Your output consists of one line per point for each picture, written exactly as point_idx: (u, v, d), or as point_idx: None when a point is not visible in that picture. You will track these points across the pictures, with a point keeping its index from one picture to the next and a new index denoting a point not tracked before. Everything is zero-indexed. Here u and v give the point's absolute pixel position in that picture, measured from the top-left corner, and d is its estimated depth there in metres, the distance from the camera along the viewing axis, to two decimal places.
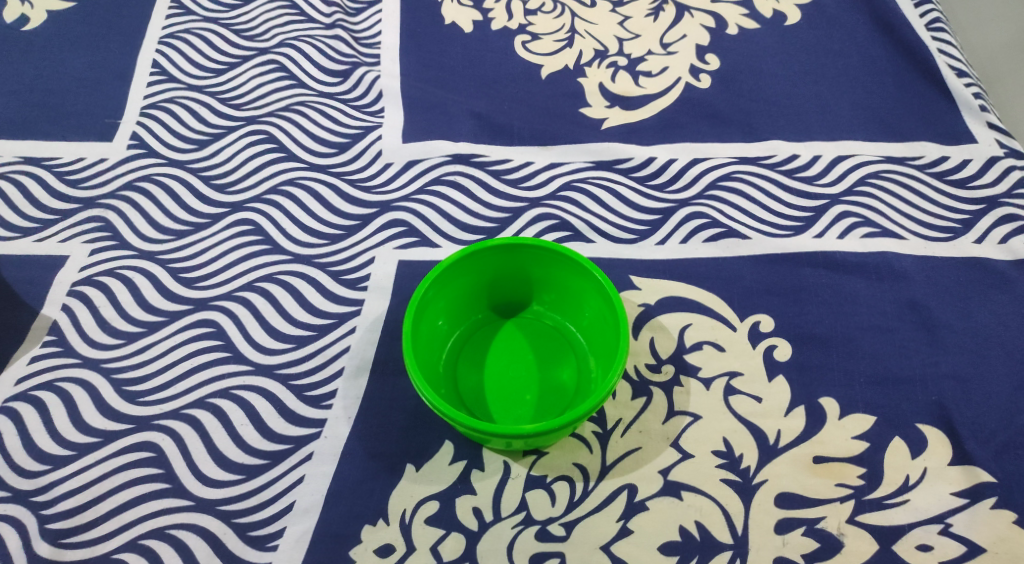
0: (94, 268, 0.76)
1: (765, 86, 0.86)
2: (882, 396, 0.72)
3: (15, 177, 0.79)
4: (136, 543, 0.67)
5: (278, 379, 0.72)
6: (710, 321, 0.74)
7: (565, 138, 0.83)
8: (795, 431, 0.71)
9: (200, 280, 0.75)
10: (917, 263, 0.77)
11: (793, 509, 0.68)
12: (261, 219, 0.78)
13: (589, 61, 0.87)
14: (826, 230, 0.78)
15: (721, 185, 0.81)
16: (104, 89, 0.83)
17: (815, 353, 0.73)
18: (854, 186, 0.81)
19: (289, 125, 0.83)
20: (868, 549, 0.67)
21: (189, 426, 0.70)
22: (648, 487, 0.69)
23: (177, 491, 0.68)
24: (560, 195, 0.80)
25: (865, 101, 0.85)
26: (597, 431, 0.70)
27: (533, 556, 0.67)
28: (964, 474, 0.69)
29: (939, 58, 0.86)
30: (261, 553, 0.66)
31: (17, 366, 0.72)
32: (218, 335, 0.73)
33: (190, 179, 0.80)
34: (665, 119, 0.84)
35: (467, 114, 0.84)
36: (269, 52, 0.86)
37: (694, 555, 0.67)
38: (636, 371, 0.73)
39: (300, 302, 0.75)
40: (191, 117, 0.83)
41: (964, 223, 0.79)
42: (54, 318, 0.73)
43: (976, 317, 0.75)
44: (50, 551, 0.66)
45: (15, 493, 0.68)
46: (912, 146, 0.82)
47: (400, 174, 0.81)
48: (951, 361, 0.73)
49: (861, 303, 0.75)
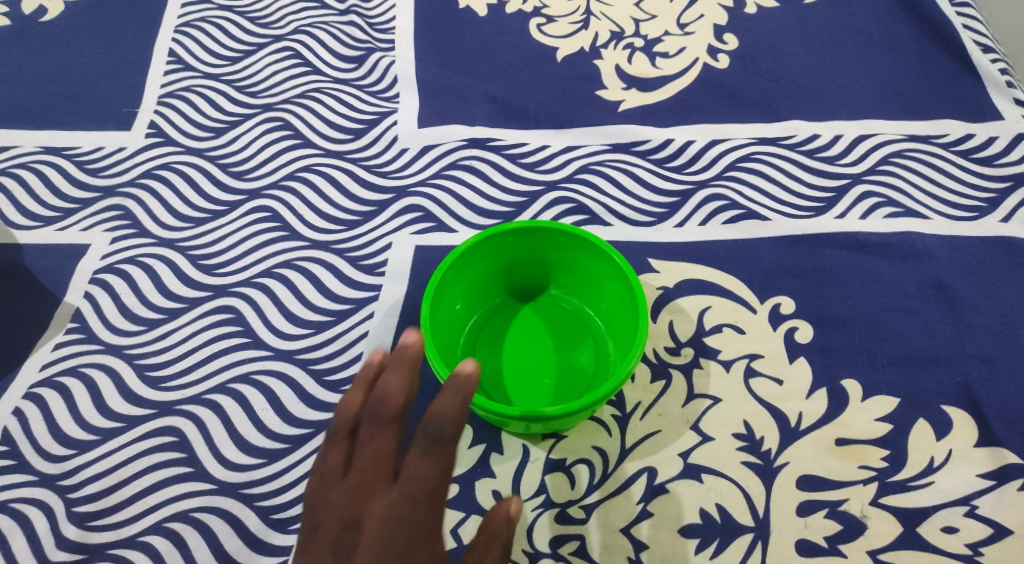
0: (116, 256, 0.76)
1: (784, 65, 0.85)
2: (906, 377, 0.71)
3: (36, 167, 0.80)
4: (160, 526, 0.67)
5: (298, 364, 0.72)
6: (730, 303, 0.74)
7: (582, 121, 0.82)
8: (817, 413, 0.70)
9: (219, 267, 0.76)
10: (941, 243, 0.76)
11: (815, 490, 0.68)
12: (278, 206, 0.78)
13: (605, 43, 0.86)
14: (849, 210, 0.77)
15: (740, 166, 0.80)
16: (122, 78, 0.84)
17: (837, 334, 0.73)
18: (877, 166, 0.79)
19: (305, 112, 0.83)
20: (891, 531, 0.67)
21: (211, 411, 0.71)
22: (668, 470, 0.68)
23: (199, 475, 0.69)
24: (577, 177, 0.80)
25: (886, 78, 0.83)
26: (616, 414, 0.70)
27: (553, 539, 0.67)
28: (990, 455, 0.68)
29: (965, 34, 0.84)
30: (283, 536, 0.67)
31: (41, 353, 0.73)
32: (237, 321, 0.74)
33: (209, 167, 0.80)
34: (683, 101, 0.83)
35: (483, 97, 0.83)
36: (284, 39, 0.87)
37: (715, 538, 0.67)
38: (655, 354, 0.72)
39: (318, 287, 0.75)
40: (207, 105, 0.83)
41: (991, 202, 0.78)
42: (77, 306, 0.74)
43: (1003, 297, 0.73)
44: (77, 534, 0.67)
45: (42, 477, 0.69)
46: (936, 124, 0.81)
47: (417, 159, 0.81)
48: (976, 341, 0.72)
49: (884, 284, 0.74)
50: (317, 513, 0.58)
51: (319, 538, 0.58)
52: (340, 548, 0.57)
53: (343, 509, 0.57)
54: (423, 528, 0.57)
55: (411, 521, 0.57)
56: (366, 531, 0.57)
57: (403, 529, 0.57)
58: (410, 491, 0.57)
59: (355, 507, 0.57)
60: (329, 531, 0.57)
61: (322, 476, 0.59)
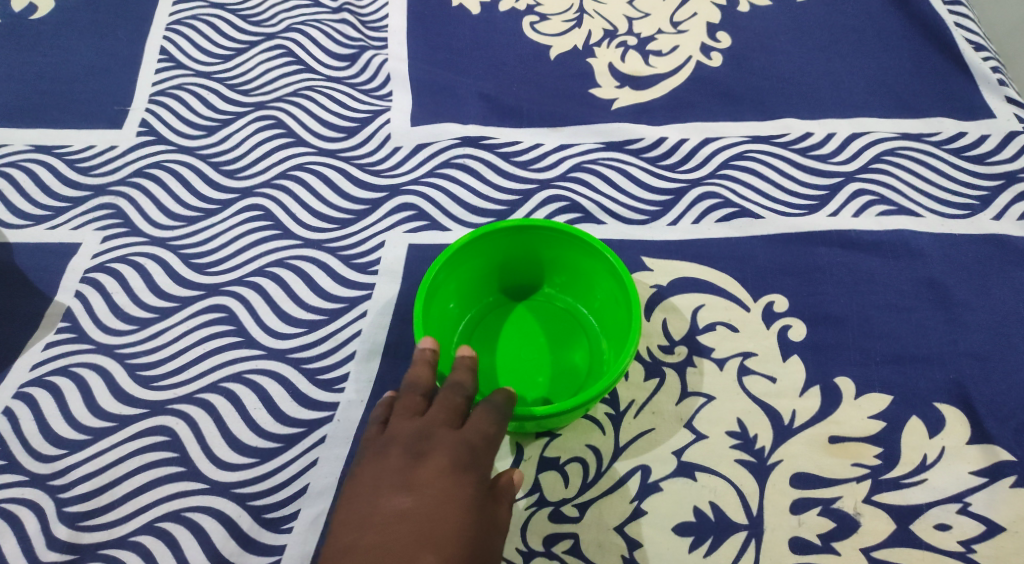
0: (107, 255, 0.76)
1: (777, 63, 0.85)
2: (899, 375, 0.71)
3: (26, 165, 0.80)
4: (152, 526, 0.67)
5: (291, 363, 0.72)
6: (723, 301, 0.74)
7: (576, 120, 0.82)
8: (810, 411, 0.70)
9: (211, 266, 0.76)
10: (934, 240, 0.76)
11: (809, 488, 0.68)
12: (271, 204, 0.78)
13: (598, 41, 0.86)
14: (842, 209, 0.78)
15: (734, 164, 0.80)
16: (113, 77, 0.84)
17: (830, 332, 0.73)
18: (869, 164, 0.80)
19: (297, 110, 0.83)
20: (884, 528, 0.67)
21: (203, 411, 0.70)
22: (662, 468, 0.68)
23: (191, 474, 0.68)
24: (570, 176, 0.80)
25: (879, 77, 0.83)
26: (610, 412, 0.70)
27: (547, 537, 0.67)
28: (983, 452, 0.69)
29: (957, 32, 0.84)
30: (276, 535, 0.67)
31: (32, 353, 0.72)
32: (229, 320, 0.73)
33: (200, 166, 0.80)
34: (676, 99, 0.83)
35: (476, 96, 0.83)
36: (276, 37, 0.86)
37: (708, 536, 0.67)
38: (649, 352, 0.72)
39: (311, 286, 0.75)
40: (199, 103, 0.83)
41: (983, 200, 0.78)
42: (67, 305, 0.74)
43: (995, 295, 0.74)
44: (68, 534, 0.67)
45: (33, 477, 0.69)
46: (929, 122, 0.81)
47: (410, 157, 0.80)
48: (969, 339, 0.72)
49: (877, 282, 0.74)
50: (387, 435, 0.62)
51: (386, 453, 0.61)
52: (407, 457, 0.60)
53: (414, 427, 0.61)
54: (485, 458, 0.61)
55: (474, 448, 0.61)
56: (433, 453, 0.60)
57: (467, 451, 0.60)
58: (473, 433, 0.61)
59: (426, 437, 0.61)
60: (397, 445, 0.61)
61: (395, 415, 0.63)
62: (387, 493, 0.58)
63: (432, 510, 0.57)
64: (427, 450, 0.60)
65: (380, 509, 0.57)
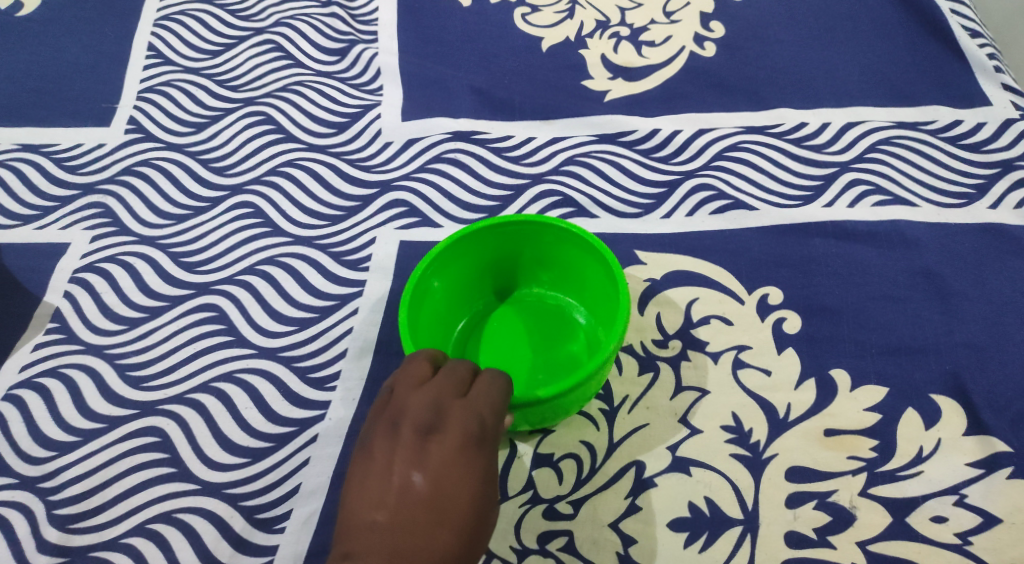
0: (96, 255, 0.75)
1: (771, 52, 0.84)
2: (894, 367, 0.71)
3: (14, 165, 0.79)
4: (143, 527, 0.67)
5: (282, 361, 0.71)
6: (717, 294, 0.73)
7: (568, 112, 0.81)
8: (805, 404, 0.70)
9: (201, 265, 0.75)
10: (930, 231, 0.75)
11: (804, 481, 0.68)
12: (261, 201, 0.78)
13: (590, 32, 0.85)
14: (836, 200, 0.77)
15: (728, 156, 0.79)
16: (100, 73, 0.83)
17: (825, 325, 0.72)
18: (865, 154, 0.79)
19: (286, 106, 0.82)
20: (880, 521, 0.67)
21: (195, 411, 0.70)
22: (656, 463, 0.68)
23: (183, 475, 0.68)
24: (562, 169, 0.79)
25: (874, 65, 0.83)
26: (604, 408, 0.70)
27: (541, 535, 0.66)
28: (979, 444, 0.68)
29: (952, 19, 0.84)
30: (268, 535, 0.66)
31: (21, 354, 0.72)
32: (220, 319, 0.73)
33: (189, 163, 0.79)
34: (669, 90, 0.82)
35: (467, 89, 0.83)
36: (265, 32, 0.86)
37: (703, 532, 0.66)
38: (643, 347, 0.72)
39: (302, 284, 0.74)
40: (188, 100, 0.82)
41: (979, 189, 0.77)
42: (56, 305, 0.74)
43: (992, 285, 0.73)
44: (59, 536, 0.67)
45: (24, 480, 0.68)
46: (924, 111, 0.80)
47: (401, 152, 0.80)
48: (965, 330, 0.71)
49: (872, 273, 0.74)
50: (397, 403, 0.60)
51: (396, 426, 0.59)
52: (417, 433, 0.59)
53: (426, 399, 0.60)
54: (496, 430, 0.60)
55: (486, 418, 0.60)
56: (446, 427, 0.59)
57: (479, 424, 0.59)
58: (484, 402, 0.60)
59: (438, 409, 0.59)
60: (407, 419, 0.59)
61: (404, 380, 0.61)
62: (400, 469, 0.58)
63: (445, 491, 0.57)
64: (439, 426, 0.59)
65: (394, 488, 0.57)
